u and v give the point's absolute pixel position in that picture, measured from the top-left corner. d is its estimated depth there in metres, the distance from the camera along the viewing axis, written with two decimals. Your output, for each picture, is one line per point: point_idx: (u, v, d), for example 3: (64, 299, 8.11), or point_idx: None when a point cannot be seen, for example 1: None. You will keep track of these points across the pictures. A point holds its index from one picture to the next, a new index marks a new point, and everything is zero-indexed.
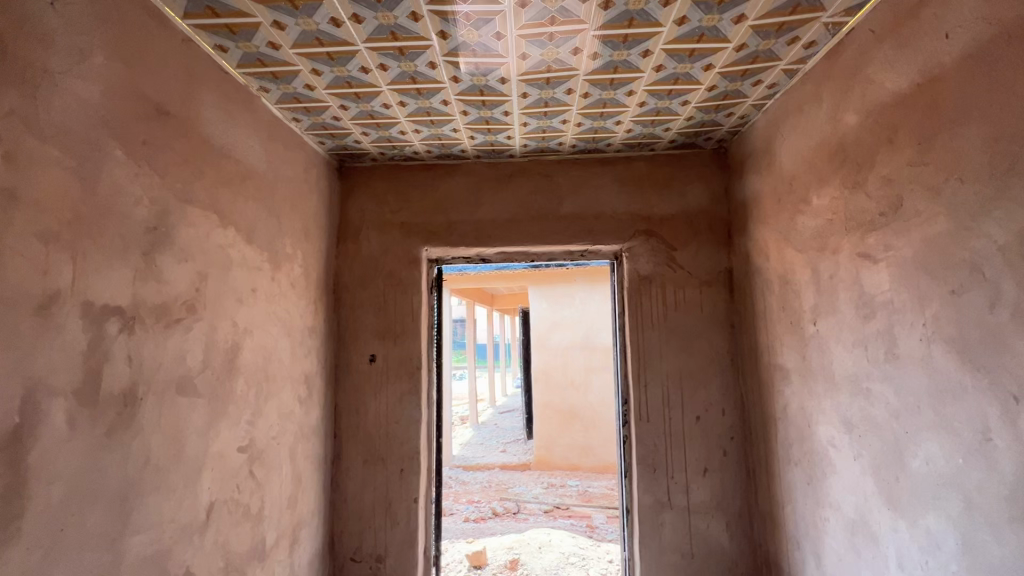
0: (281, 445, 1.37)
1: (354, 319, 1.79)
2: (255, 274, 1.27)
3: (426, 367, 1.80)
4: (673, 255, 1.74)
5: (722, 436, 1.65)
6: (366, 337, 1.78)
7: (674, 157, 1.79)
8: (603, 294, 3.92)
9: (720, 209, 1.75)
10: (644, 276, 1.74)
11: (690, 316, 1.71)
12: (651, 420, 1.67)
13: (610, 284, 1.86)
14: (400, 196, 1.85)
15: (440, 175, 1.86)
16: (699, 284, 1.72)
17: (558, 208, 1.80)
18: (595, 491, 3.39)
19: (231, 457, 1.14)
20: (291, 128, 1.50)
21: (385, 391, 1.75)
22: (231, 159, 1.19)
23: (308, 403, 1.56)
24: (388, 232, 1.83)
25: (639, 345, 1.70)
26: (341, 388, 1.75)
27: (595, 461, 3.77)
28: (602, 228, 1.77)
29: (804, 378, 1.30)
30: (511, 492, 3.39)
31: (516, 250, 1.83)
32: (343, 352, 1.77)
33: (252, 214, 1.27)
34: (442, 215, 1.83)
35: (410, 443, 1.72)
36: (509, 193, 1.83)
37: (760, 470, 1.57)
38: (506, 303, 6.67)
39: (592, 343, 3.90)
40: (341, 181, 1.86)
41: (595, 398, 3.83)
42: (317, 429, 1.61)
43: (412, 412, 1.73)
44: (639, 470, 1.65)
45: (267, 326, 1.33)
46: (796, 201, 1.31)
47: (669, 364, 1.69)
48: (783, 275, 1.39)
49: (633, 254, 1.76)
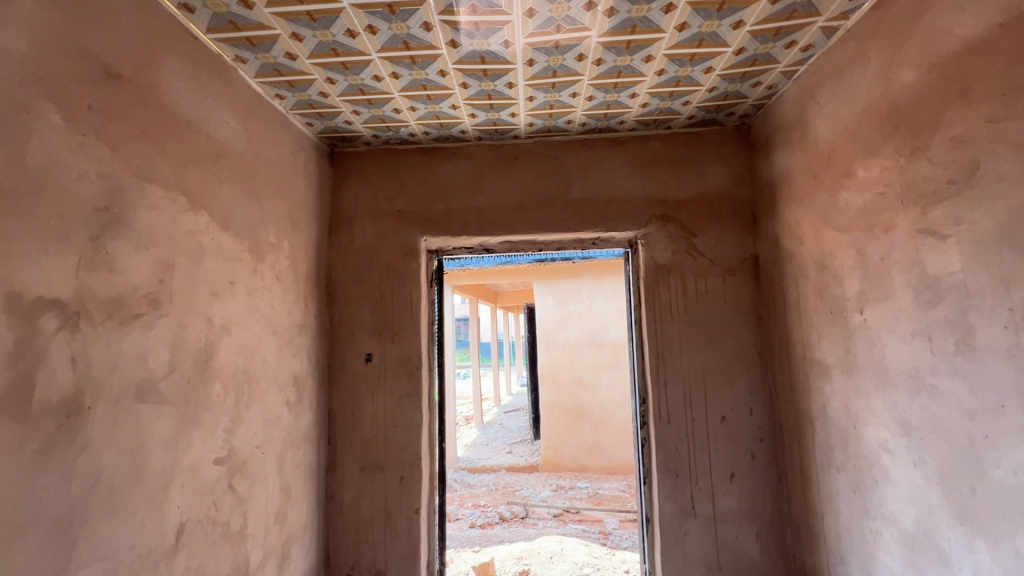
0: (267, 455, 1.24)
1: (348, 315, 1.66)
2: (233, 265, 1.14)
3: (426, 367, 1.66)
4: (693, 242, 1.60)
5: (750, 438, 1.51)
6: (361, 335, 1.65)
7: (692, 135, 1.65)
8: (611, 288, 3.78)
9: (744, 190, 1.61)
10: (662, 265, 1.60)
11: (713, 308, 1.57)
12: (672, 422, 1.53)
13: (624, 275, 1.73)
14: (396, 182, 1.72)
15: (439, 159, 1.72)
16: (722, 273, 1.58)
17: (567, 193, 1.66)
18: (607, 493, 3.26)
19: (207, 471, 1.01)
20: (274, 107, 1.36)
21: (382, 393, 1.62)
22: (203, 136, 1.06)
23: (298, 407, 1.43)
24: (384, 222, 1.70)
25: (658, 340, 1.57)
26: (335, 390, 1.63)
27: (605, 462, 3.63)
28: (616, 214, 1.64)
29: (847, 374, 1.16)
30: (518, 496, 3.27)
31: (522, 239, 1.69)
32: (337, 352, 1.64)
33: (229, 199, 1.14)
34: (441, 202, 1.69)
35: (411, 450, 1.59)
36: (514, 178, 1.69)
37: (793, 476, 1.43)
38: (509, 300, 6.54)
39: (600, 339, 3.76)
40: (332, 168, 1.73)
41: (604, 397, 3.69)
42: (308, 436, 1.48)
43: (412, 415, 1.60)
44: (659, 476, 1.51)
45: (248, 323, 1.20)
46: (836, 176, 1.17)
47: (691, 361, 1.55)
48: (821, 260, 1.25)
49: (650, 242, 1.62)
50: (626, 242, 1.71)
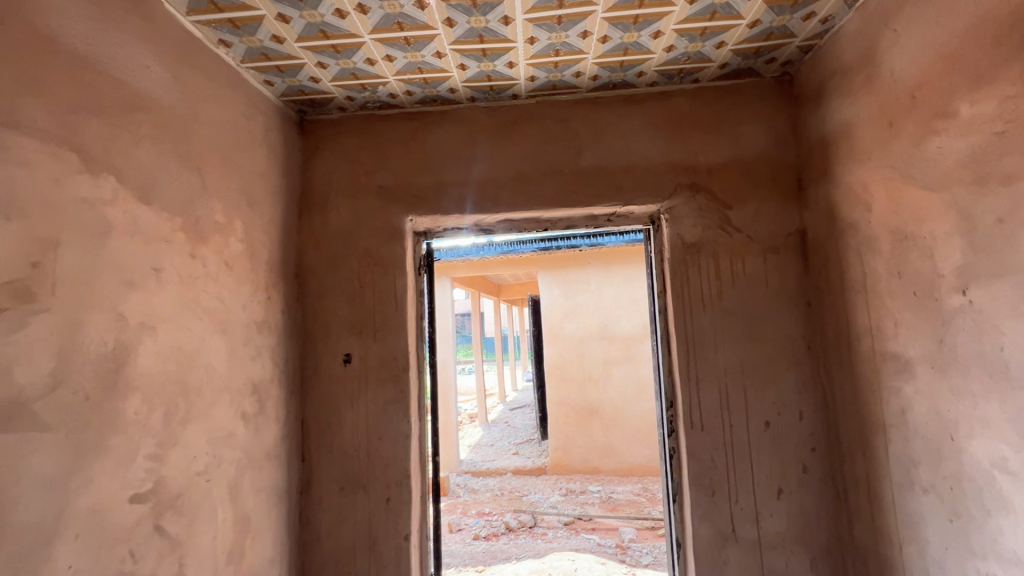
0: (214, 483, 1.01)
1: (323, 310, 1.42)
2: (159, 247, 0.91)
3: (415, 368, 1.42)
4: (727, 215, 1.35)
5: (800, 448, 1.27)
6: (338, 332, 1.41)
7: (724, 89, 1.39)
8: (622, 278, 3.52)
9: (787, 153, 1.35)
10: (690, 243, 1.35)
11: (752, 293, 1.32)
12: (706, 429, 1.29)
13: (644, 257, 1.48)
14: (376, 154, 1.47)
15: (425, 125, 1.47)
16: (762, 251, 1.33)
17: (576, 161, 1.41)
18: (621, 498, 3.03)
19: (120, 513, 0.78)
20: (219, 57, 1.12)
21: (364, 400, 1.38)
22: (108, 79, 0.82)
23: (260, 421, 1.19)
24: (363, 199, 1.45)
25: (689, 334, 1.32)
26: (308, 398, 1.39)
27: (618, 463, 3.40)
28: (634, 184, 1.38)
29: (940, 371, 0.91)
30: (525, 501, 3.04)
31: (525, 216, 1.44)
32: (311, 352, 1.41)
33: (151, 163, 0.90)
34: (429, 176, 1.45)
35: (398, 467, 1.35)
36: (513, 145, 1.44)
37: (856, 493, 1.18)
38: (513, 293, 6.30)
39: (611, 332, 3.52)
40: (302, 138, 1.48)
41: (615, 394, 3.46)
42: (274, 454, 1.24)
43: (398, 425, 1.36)
44: (692, 494, 1.27)
45: (184, 321, 0.96)
46: (924, 118, 0.91)
47: (728, 357, 1.31)
48: (900, 229, 0.99)
49: (676, 216, 1.37)
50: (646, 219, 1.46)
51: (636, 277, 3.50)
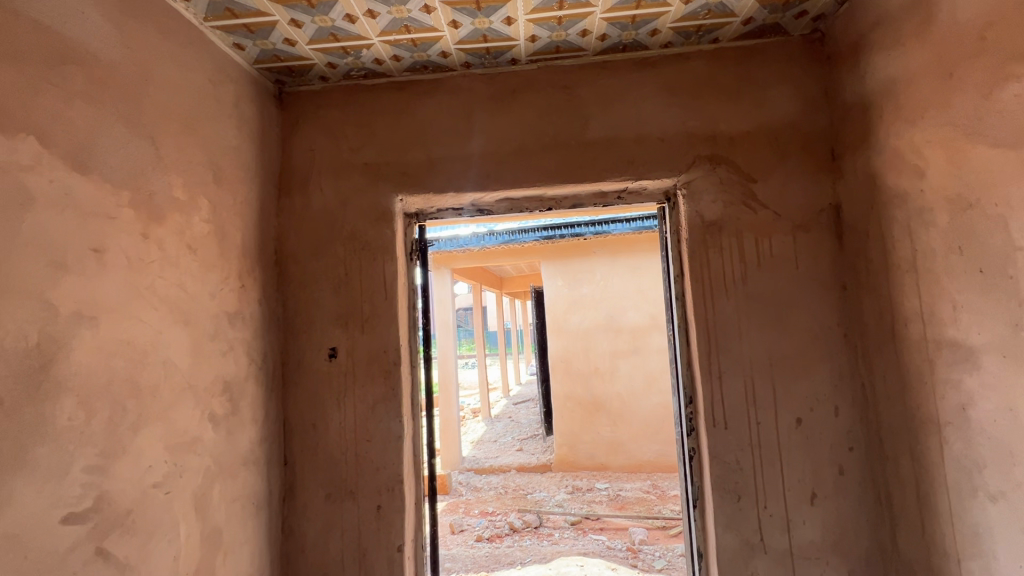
0: (176, 496, 0.89)
1: (306, 300, 1.29)
2: (101, 225, 0.78)
3: (407, 363, 1.30)
4: (751, 190, 1.21)
5: (836, 448, 1.14)
6: (323, 324, 1.28)
7: (746, 50, 1.25)
8: (628, 267, 3.38)
9: (819, 119, 1.21)
10: (710, 221, 1.22)
11: (780, 276, 1.19)
12: (730, 428, 1.16)
13: (659, 240, 1.34)
14: (362, 128, 1.33)
15: (416, 96, 1.33)
16: (791, 230, 1.20)
17: (583, 133, 1.27)
18: (629, 496, 2.92)
19: (47, 537, 0.66)
20: (177, 12, 0.99)
21: (351, 399, 1.25)
22: (26, 22, 0.69)
23: (233, 423, 1.07)
24: (349, 178, 1.32)
25: (710, 322, 1.19)
26: (290, 396, 1.27)
27: (626, 460, 3.27)
28: (648, 157, 1.25)
29: (1015, 361, 0.78)
30: (530, 500, 2.93)
31: (526, 195, 1.30)
32: (293, 347, 1.28)
33: (88, 127, 0.77)
34: (420, 151, 1.31)
35: (390, 472, 1.22)
36: (513, 115, 1.30)
37: (901, 498, 1.05)
38: (515, 286, 6.16)
39: (617, 324, 3.38)
40: (280, 113, 1.35)
41: (622, 387, 3.33)
42: (251, 459, 1.12)
43: (389, 426, 1.24)
44: (715, 500, 1.15)
45: (135, 311, 0.83)
46: (996, 63, 0.77)
47: (754, 347, 1.18)
48: (963, 196, 0.85)
49: (694, 192, 1.23)
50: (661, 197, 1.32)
51: (643, 266, 3.36)
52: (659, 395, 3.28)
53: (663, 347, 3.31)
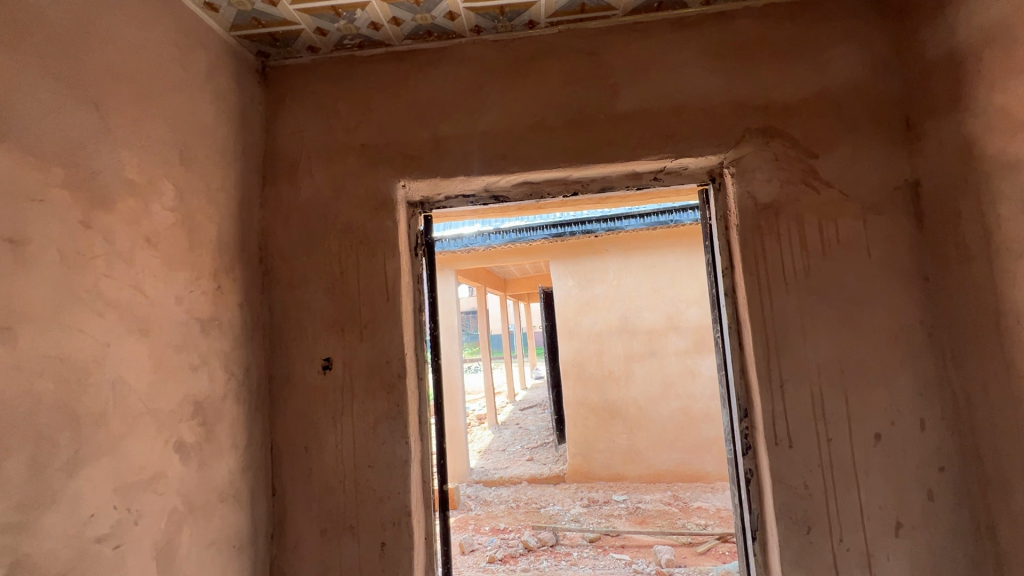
0: (129, 549, 0.71)
1: (295, 303, 1.12)
2: (19, 209, 0.60)
3: (414, 375, 1.12)
4: (812, 166, 1.04)
5: (923, 469, 0.96)
6: (316, 331, 1.11)
7: (801, 5, 1.08)
8: (642, 265, 3.21)
9: (890, 83, 1.04)
10: (765, 204, 1.05)
11: (849, 266, 1.02)
12: (795, 446, 0.99)
13: (702, 228, 1.17)
14: (358, 105, 1.16)
15: (419, 67, 1.16)
16: (861, 212, 1.02)
17: (612, 105, 1.10)
18: (650, 509, 2.73)
19: None
20: None
21: (350, 418, 1.08)
22: None
23: (207, 452, 0.89)
24: (343, 163, 1.14)
25: (769, 322, 1.02)
26: (278, 416, 1.09)
27: (644, 469, 3.09)
28: (690, 132, 1.07)
29: None
30: (544, 515, 2.74)
31: (549, 177, 1.13)
32: (281, 358, 1.11)
33: None
34: (425, 129, 1.14)
35: (396, 504, 1.05)
36: (531, 86, 1.13)
37: (1012, 531, 0.88)
38: (520, 288, 5.99)
39: (632, 325, 3.20)
40: (264, 90, 1.18)
41: (638, 392, 3.15)
42: (230, 493, 0.95)
43: (394, 448, 1.06)
44: (781, 533, 0.97)
45: (71, 319, 0.66)
46: None
47: (821, 351, 1.00)
48: None
49: (745, 170, 1.06)
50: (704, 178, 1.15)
51: (658, 263, 3.19)
52: (678, 400, 3.11)
53: (681, 348, 3.14)
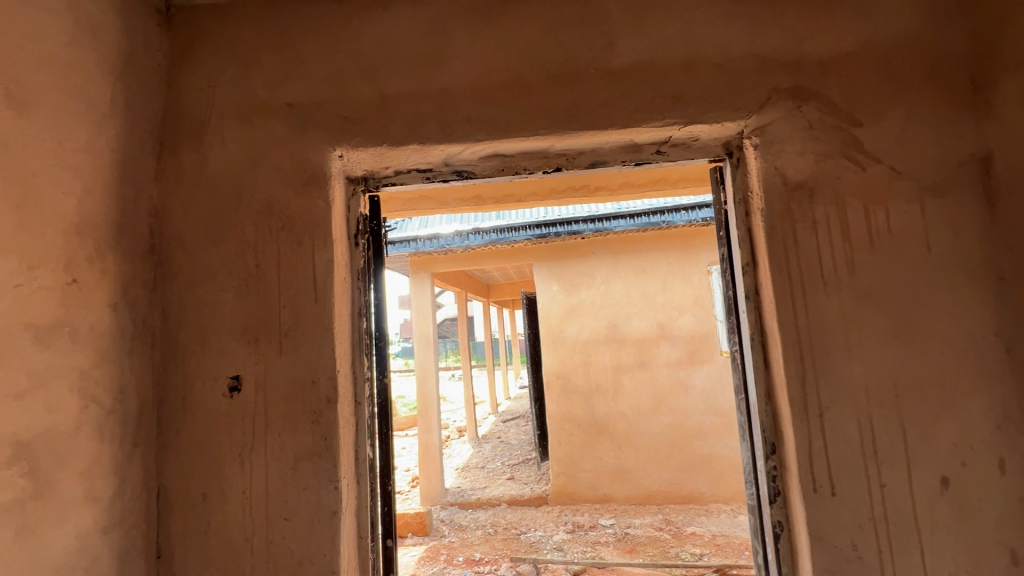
0: None
1: (196, 305, 0.86)
2: None
3: (349, 398, 0.87)
4: (855, 136, 0.83)
5: (1003, 524, 0.74)
6: (221, 341, 0.85)
7: None
8: (631, 269, 3.00)
9: (950, 34, 0.83)
10: (796, 183, 0.83)
11: (904, 262, 0.80)
12: (839, 494, 0.76)
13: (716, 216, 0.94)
14: (287, 55, 0.92)
15: (364, 10, 0.93)
16: (918, 193, 0.81)
17: (605, 59, 0.88)
18: (640, 536, 2.50)
19: None
20: None
21: (262, 456, 0.83)
22: None
23: (39, 512, 0.63)
24: (264, 126, 0.90)
25: (803, 332, 0.79)
26: (170, 453, 0.83)
27: (633, 490, 2.86)
28: (704, 92, 0.85)
29: None
30: (524, 543, 2.49)
31: (525, 148, 0.89)
32: (175, 377, 0.85)
33: None
34: (369, 86, 0.90)
35: (318, 572, 0.79)
36: (503, 35, 0.90)
37: None
38: (504, 294, 5.75)
39: (621, 334, 2.99)
40: (166, 36, 0.93)
41: (627, 406, 2.93)
42: (82, 567, 0.68)
43: (319, 496, 0.81)
44: None
45: None
46: None
47: (869, 370, 0.78)
48: None
49: (770, 141, 0.84)
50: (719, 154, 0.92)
51: (649, 268, 2.98)
52: (669, 415, 2.89)
53: (673, 359, 2.92)
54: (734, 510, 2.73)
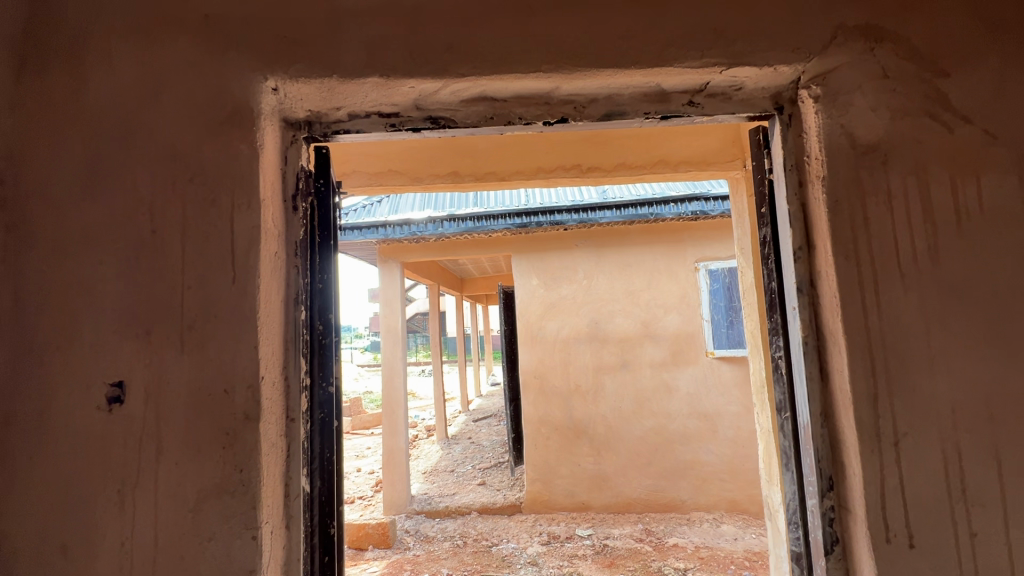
0: None
1: (63, 281, 0.62)
2: None
3: (278, 413, 0.65)
4: (939, 89, 0.65)
5: None
6: (98, 335, 0.62)
7: None
8: (615, 264, 2.83)
9: None
10: (867, 146, 0.65)
11: (998, 250, 0.63)
12: (918, 545, 0.59)
13: (757, 189, 0.76)
14: None
15: None
16: (1016, 163, 0.64)
17: None
18: (619, 548, 2.34)
19: None
20: None
21: (152, 494, 0.60)
22: None
23: None
24: (170, 42, 0.66)
25: (875, 336, 0.62)
26: (18, 488, 0.59)
27: (612, 497, 2.71)
28: (755, 27, 0.66)
29: None
30: (496, 557, 2.30)
31: (521, 89, 0.69)
32: (27, 382, 0.60)
33: None
34: None
35: None
36: None
37: None
38: (478, 289, 5.55)
39: (603, 332, 2.82)
40: None
41: (608, 409, 2.77)
42: None
43: (229, 549, 0.59)
44: None
45: None
46: None
47: (957, 386, 0.61)
48: None
49: (835, 93, 0.66)
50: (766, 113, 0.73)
51: (634, 263, 2.82)
52: (652, 419, 2.74)
53: (656, 360, 2.77)
54: (717, 519, 2.60)
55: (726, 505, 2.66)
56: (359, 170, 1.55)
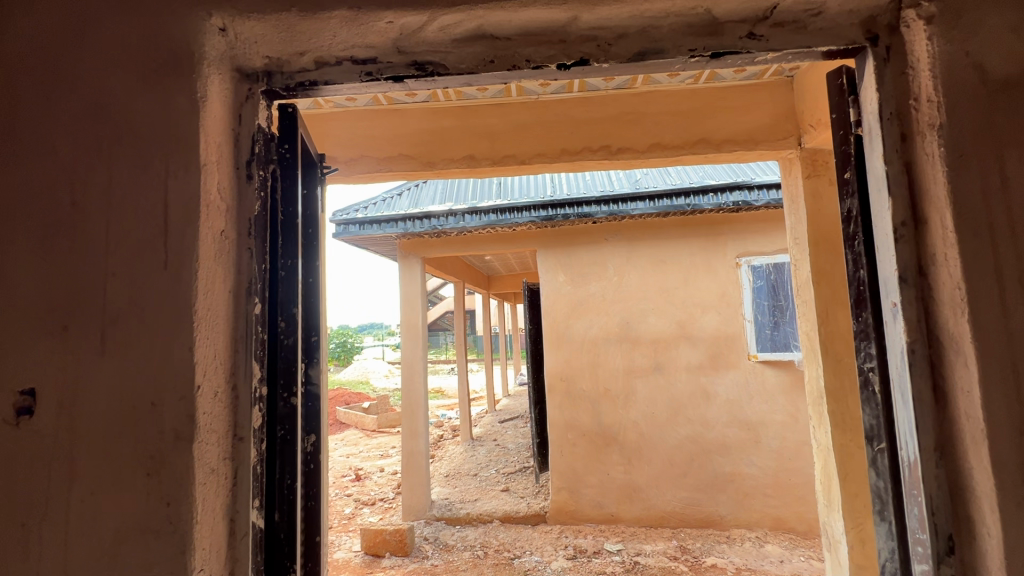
0: None
1: None
2: None
3: (222, 430, 0.52)
4: None
5: None
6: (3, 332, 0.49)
7: None
8: (648, 260, 2.64)
9: None
10: (1002, 84, 0.47)
11: None
12: None
13: (840, 149, 0.58)
14: None
15: None
16: None
17: None
18: (651, 567, 2.15)
19: None
20: None
21: (62, 533, 0.48)
22: None
23: None
24: None
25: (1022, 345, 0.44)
26: None
27: (643, 510, 2.52)
28: None
29: None
30: (517, 570, 2.15)
31: (530, 22, 0.53)
32: None
33: None
34: None
35: None
36: None
37: None
38: (505, 286, 5.42)
39: (634, 333, 2.63)
40: None
41: (639, 415, 2.58)
42: None
43: None
44: None
45: None
46: None
47: None
48: None
49: (957, 11, 0.48)
50: (855, 49, 0.54)
51: (669, 259, 2.62)
52: (688, 426, 2.54)
53: (693, 363, 2.57)
54: (760, 537, 2.38)
55: (770, 522, 2.44)
56: (367, 155, 1.43)
